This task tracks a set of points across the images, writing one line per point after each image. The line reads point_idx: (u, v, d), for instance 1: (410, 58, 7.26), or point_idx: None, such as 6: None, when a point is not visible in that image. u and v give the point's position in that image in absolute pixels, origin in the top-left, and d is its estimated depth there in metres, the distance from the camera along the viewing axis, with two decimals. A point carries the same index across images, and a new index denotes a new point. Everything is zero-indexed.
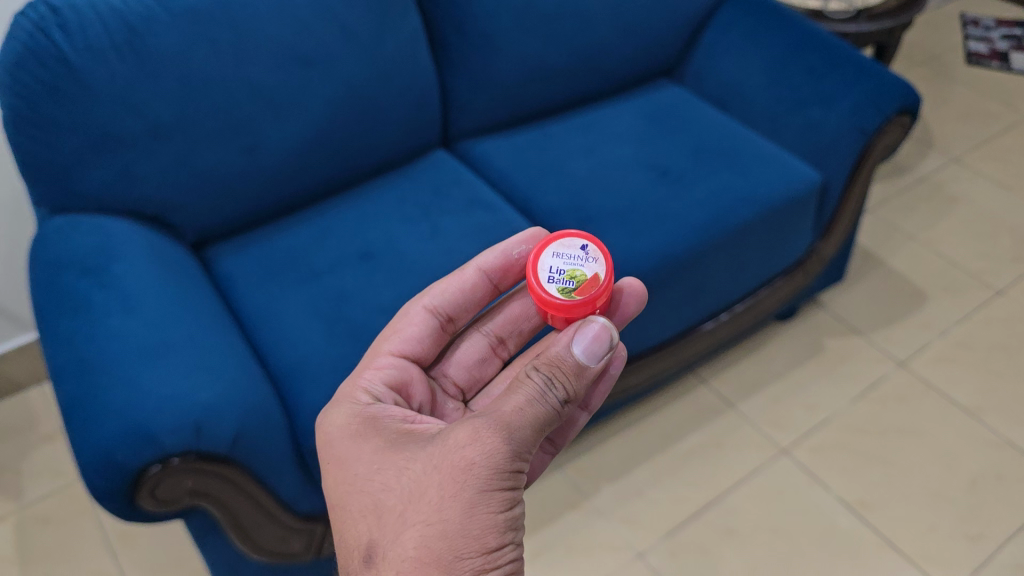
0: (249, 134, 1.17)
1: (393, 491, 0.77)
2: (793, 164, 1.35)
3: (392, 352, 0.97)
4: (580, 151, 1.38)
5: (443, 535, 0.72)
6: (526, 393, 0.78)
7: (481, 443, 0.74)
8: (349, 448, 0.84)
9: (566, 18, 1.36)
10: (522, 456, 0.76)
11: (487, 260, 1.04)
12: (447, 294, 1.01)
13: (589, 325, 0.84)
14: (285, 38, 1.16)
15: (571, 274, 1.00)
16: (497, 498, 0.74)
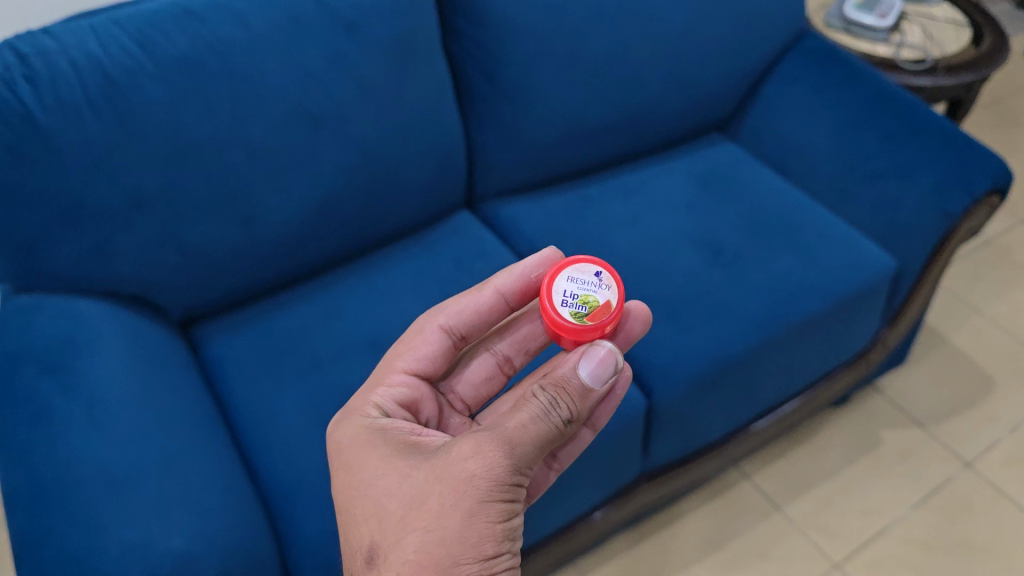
0: (247, 204, 1.02)
1: (394, 496, 0.73)
2: (866, 249, 1.18)
3: (405, 372, 0.89)
4: (621, 219, 1.22)
5: (440, 541, 0.68)
6: (531, 410, 0.73)
7: (483, 454, 0.70)
8: (356, 453, 0.79)
9: (613, 68, 1.20)
10: (522, 471, 0.71)
11: (504, 280, 0.93)
12: (465, 315, 0.92)
13: (597, 349, 0.79)
14: (293, 93, 1.01)
15: (584, 298, 0.90)
16: (495, 510, 0.70)
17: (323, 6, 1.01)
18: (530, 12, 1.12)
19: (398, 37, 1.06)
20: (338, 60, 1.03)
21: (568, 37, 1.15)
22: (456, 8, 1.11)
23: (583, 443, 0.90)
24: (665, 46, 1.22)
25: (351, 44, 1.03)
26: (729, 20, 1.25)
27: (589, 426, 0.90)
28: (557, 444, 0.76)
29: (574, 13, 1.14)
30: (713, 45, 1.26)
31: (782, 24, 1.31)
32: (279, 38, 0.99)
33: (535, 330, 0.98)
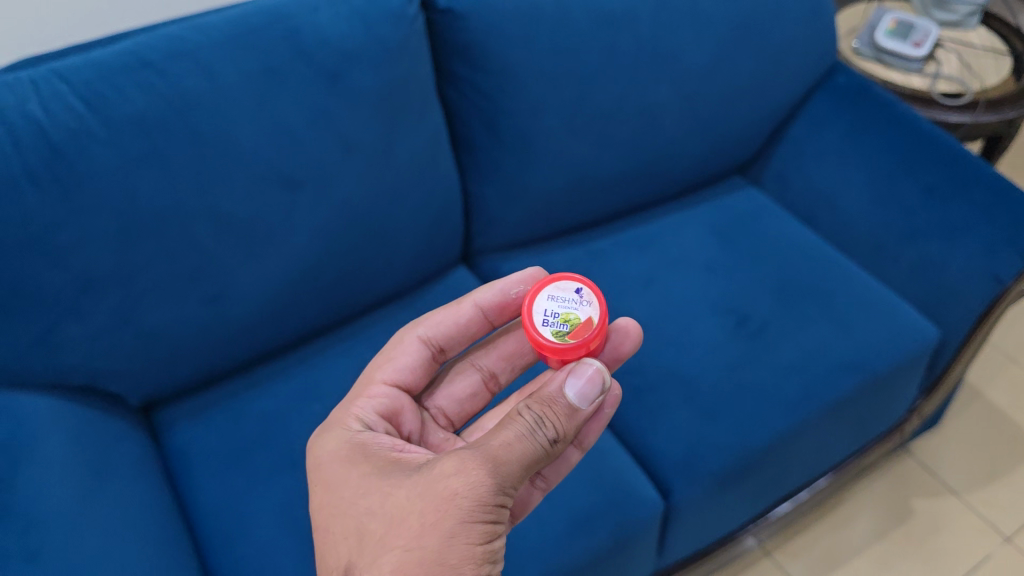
0: (215, 283, 0.89)
1: (375, 515, 0.67)
2: (906, 316, 1.07)
3: (385, 383, 0.85)
4: (635, 279, 1.10)
5: (420, 562, 0.62)
6: (516, 429, 0.68)
7: (468, 473, 0.64)
8: (337, 470, 0.73)
9: (629, 113, 1.07)
10: (507, 493, 0.66)
11: (486, 295, 0.89)
12: (446, 327, 0.88)
13: (586, 370, 0.74)
14: (267, 156, 0.88)
15: (564, 316, 0.84)
16: (479, 531, 0.63)
17: (303, 57, 0.89)
18: (537, 56, 0.99)
19: (388, 88, 0.93)
20: (319, 117, 0.90)
21: (578, 81, 1.03)
22: (454, 51, 0.98)
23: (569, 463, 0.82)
24: (686, 88, 1.09)
25: (335, 98, 0.91)
26: (758, 58, 1.13)
27: (577, 445, 0.82)
28: (542, 466, 0.70)
29: (586, 56, 1.02)
30: (739, 85, 1.13)
31: (815, 60, 1.18)
32: (251, 95, 0.87)
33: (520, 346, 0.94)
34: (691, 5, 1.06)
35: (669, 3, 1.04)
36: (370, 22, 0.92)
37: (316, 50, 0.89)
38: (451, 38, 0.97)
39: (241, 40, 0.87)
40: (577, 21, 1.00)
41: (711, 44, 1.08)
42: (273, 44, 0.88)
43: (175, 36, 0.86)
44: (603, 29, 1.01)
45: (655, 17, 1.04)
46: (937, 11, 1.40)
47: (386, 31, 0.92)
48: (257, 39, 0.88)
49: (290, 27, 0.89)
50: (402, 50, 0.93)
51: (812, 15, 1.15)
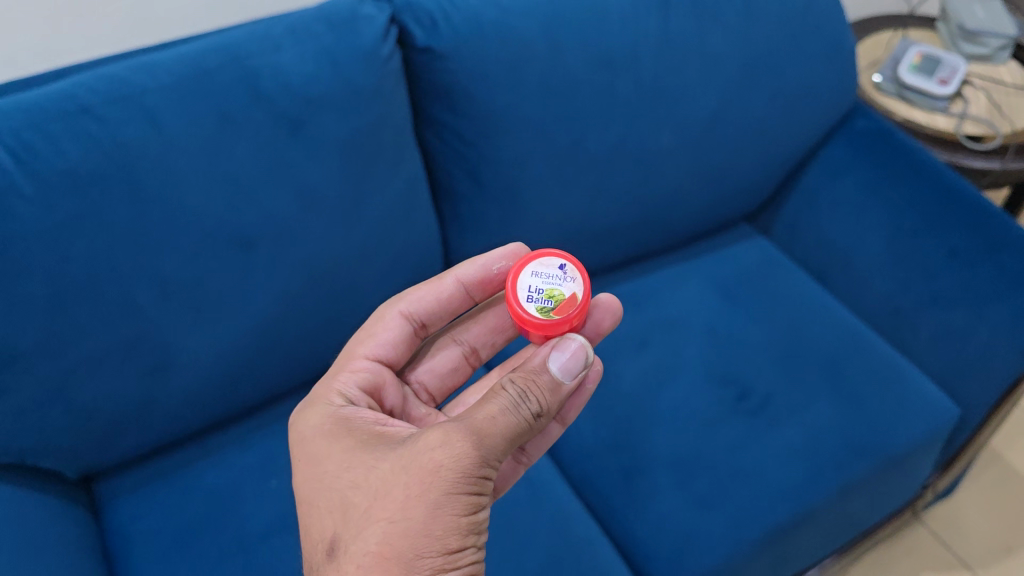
0: (159, 351, 0.81)
1: (359, 487, 0.63)
2: (924, 393, 0.97)
3: (368, 358, 0.79)
4: (629, 342, 1.01)
5: (405, 533, 0.58)
6: (500, 402, 0.64)
7: (452, 444, 0.60)
8: (320, 444, 0.68)
9: (627, 161, 0.98)
10: (491, 465, 0.62)
11: (469, 271, 0.84)
12: (430, 302, 0.83)
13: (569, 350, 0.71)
14: (218, 214, 0.80)
15: (548, 291, 0.78)
16: (463, 503, 0.59)
17: (263, 104, 0.80)
18: (527, 100, 0.90)
19: (357, 137, 0.84)
20: (278, 170, 0.81)
21: (570, 126, 0.93)
22: (436, 93, 0.89)
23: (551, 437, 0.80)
24: (690, 135, 1.00)
25: (297, 150, 0.82)
26: (772, 101, 1.03)
27: (558, 419, 0.80)
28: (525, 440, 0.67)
29: (581, 100, 0.92)
30: (750, 130, 1.04)
31: (836, 103, 1.08)
32: (200, 146, 0.78)
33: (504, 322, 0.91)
34: (700, 45, 0.96)
35: (676, 43, 0.95)
36: (339, 64, 0.83)
37: (276, 96, 0.80)
38: (432, 79, 0.88)
39: (191, 83, 0.78)
40: (572, 63, 0.90)
41: (719, 88, 0.99)
42: (228, 88, 0.79)
43: (119, 76, 0.77)
44: (601, 71, 0.92)
45: (658, 61, 0.94)
46: (967, 43, 1.30)
47: (356, 74, 0.83)
48: (210, 83, 0.79)
49: (248, 70, 0.80)
50: (375, 95, 0.84)
51: (834, 55, 1.05)
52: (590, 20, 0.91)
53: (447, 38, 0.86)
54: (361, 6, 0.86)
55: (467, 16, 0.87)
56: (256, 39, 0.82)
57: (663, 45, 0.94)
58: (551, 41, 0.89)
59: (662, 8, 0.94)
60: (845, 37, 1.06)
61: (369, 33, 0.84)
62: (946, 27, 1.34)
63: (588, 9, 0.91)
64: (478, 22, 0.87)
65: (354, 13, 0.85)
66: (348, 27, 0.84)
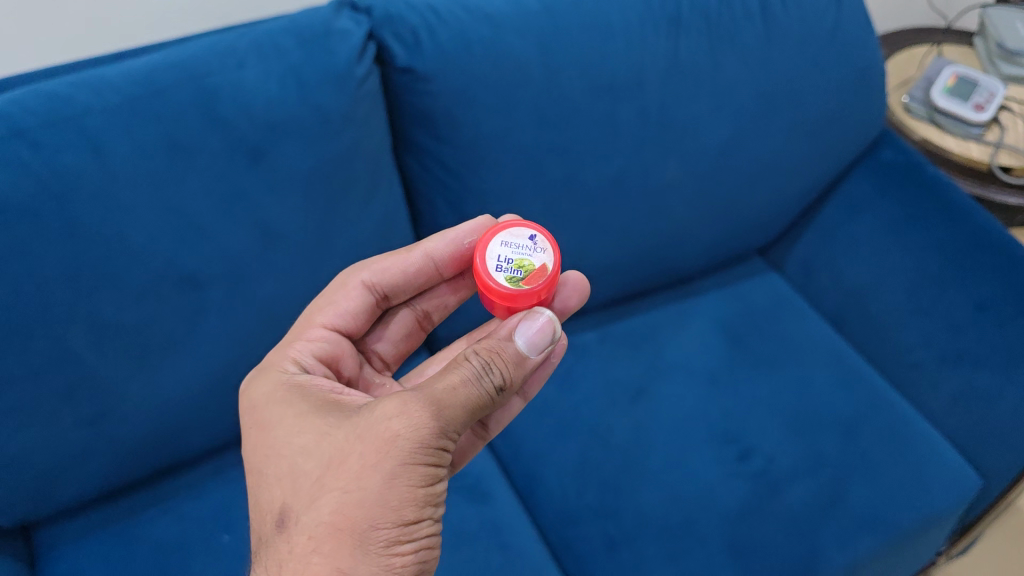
0: (99, 399, 0.74)
1: (313, 454, 0.56)
2: (944, 457, 0.88)
3: (325, 327, 0.72)
4: (622, 390, 0.92)
5: (360, 505, 0.53)
6: (461, 371, 0.58)
7: (410, 413, 0.54)
8: (275, 411, 0.61)
9: (627, 194, 0.89)
10: (451, 434, 0.56)
11: (440, 247, 0.74)
12: (398, 275, 0.74)
13: (538, 321, 0.62)
14: (167, 251, 0.72)
15: (519, 261, 0.68)
16: (421, 473, 0.54)
17: (223, 129, 0.72)
18: (516, 127, 0.82)
19: (326, 167, 0.77)
20: (235, 203, 0.74)
21: (565, 156, 0.85)
22: (417, 116, 0.81)
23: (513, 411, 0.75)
24: (699, 166, 0.91)
25: (256, 181, 0.74)
26: (790, 130, 0.94)
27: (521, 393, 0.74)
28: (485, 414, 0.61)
29: (578, 128, 0.84)
30: (765, 161, 0.95)
31: (860, 133, 0.99)
32: (149, 176, 0.70)
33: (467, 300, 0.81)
34: (712, 69, 0.87)
35: (686, 67, 0.86)
36: (308, 85, 0.75)
37: (236, 120, 0.72)
38: (414, 102, 0.80)
39: (140, 104, 0.70)
40: (569, 86, 0.82)
41: (733, 116, 0.90)
42: (183, 110, 0.71)
43: (60, 94, 0.69)
44: (601, 97, 0.84)
45: (665, 86, 0.86)
46: (1004, 63, 1.20)
47: (327, 96, 0.75)
48: (162, 104, 0.71)
49: (206, 89, 0.72)
50: (347, 120, 0.77)
51: (861, 82, 0.96)
52: (592, 40, 0.82)
53: (431, 57, 0.78)
54: (338, 19, 0.78)
55: (455, 33, 0.79)
56: (218, 55, 0.73)
57: (672, 68, 0.86)
58: (546, 63, 0.81)
59: (672, 27, 0.85)
60: (875, 62, 0.97)
61: (344, 51, 0.76)
62: (983, 44, 1.24)
63: (591, 27, 0.82)
64: (467, 40, 0.79)
65: (329, 27, 0.77)
66: (321, 43, 0.76)
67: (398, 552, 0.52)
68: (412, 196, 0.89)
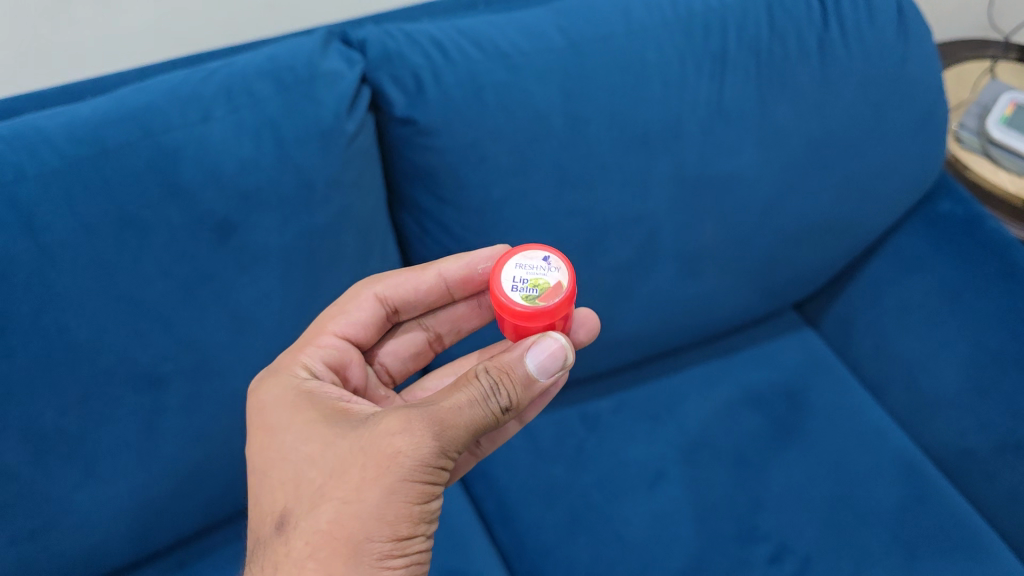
0: (37, 515, 0.62)
1: (315, 461, 0.48)
2: (1000, 555, 0.79)
3: (337, 339, 0.61)
4: (640, 473, 0.83)
5: (358, 516, 0.45)
6: (470, 388, 0.49)
7: (413, 428, 0.47)
8: (280, 413, 0.52)
9: (656, 258, 0.79)
10: (453, 453, 0.48)
11: (455, 269, 0.63)
12: (412, 293, 0.64)
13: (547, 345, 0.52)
14: (116, 346, 0.60)
15: (533, 280, 0.57)
16: (422, 491, 0.46)
17: (181, 200, 0.60)
18: (534, 189, 0.70)
19: (308, 241, 0.65)
20: (199, 286, 0.62)
21: (590, 220, 0.73)
22: (417, 174, 0.69)
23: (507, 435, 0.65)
24: (736, 226, 0.81)
25: (223, 260, 0.62)
26: (844, 185, 0.83)
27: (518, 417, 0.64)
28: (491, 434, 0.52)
29: (604, 189, 0.72)
30: (813, 217, 0.84)
31: (917, 182, 0.88)
32: (92, 259, 0.58)
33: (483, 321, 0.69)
34: (760, 116, 0.76)
35: (730, 115, 0.75)
36: (286, 143, 0.62)
37: (200, 188, 0.60)
38: (415, 158, 0.69)
39: (81, 170, 0.57)
40: (597, 141, 0.70)
41: (780, 170, 0.79)
42: (133, 177, 0.58)
43: None
44: (633, 152, 0.72)
45: (707, 137, 0.74)
46: None
47: (310, 158, 0.63)
48: (112, 168, 0.58)
49: (163, 150, 0.59)
50: (334, 185, 0.65)
51: (922, 127, 0.85)
52: (624, 85, 0.70)
53: (435, 108, 0.66)
54: (324, 59, 0.65)
55: (464, 77, 0.67)
56: (178, 104, 0.60)
57: (715, 118, 0.74)
58: (571, 114, 0.69)
59: (715, 70, 0.73)
60: (940, 104, 0.86)
61: (331, 101, 0.64)
62: None
63: (624, 72, 0.70)
64: (477, 86, 0.67)
65: (313, 68, 0.64)
66: (304, 89, 0.63)
67: (390, 567, 0.45)
68: (409, 257, 0.77)
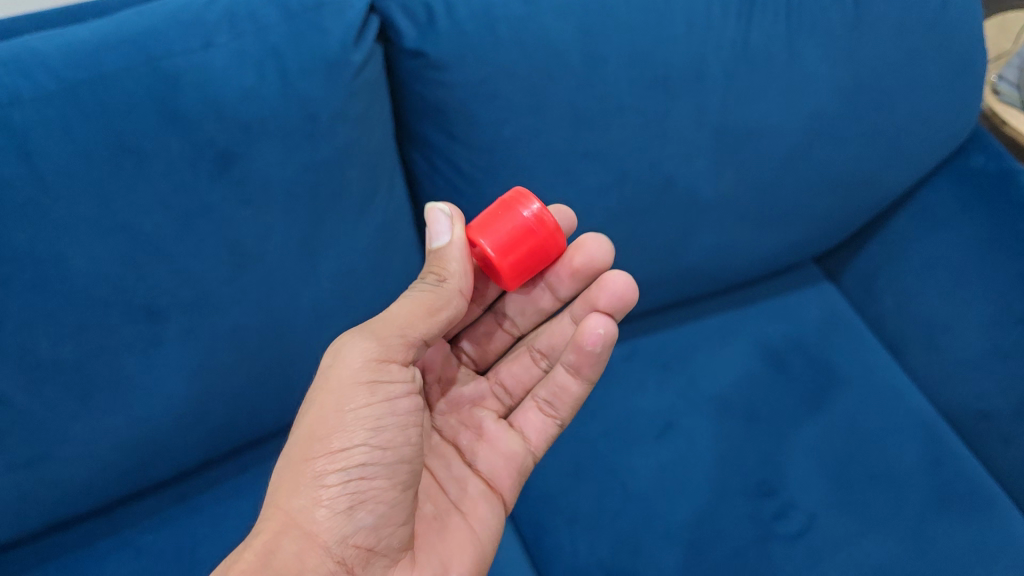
0: (36, 444, 0.62)
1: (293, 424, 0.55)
2: (1008, 523, 0.79)
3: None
4: (648, 422, 0.82)
5: (297, 441, 0.50)
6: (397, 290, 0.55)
7: (340, 352, 0.52)
8: None
9: (673, 205, 0.77)
10: (388, 356, 0.52)
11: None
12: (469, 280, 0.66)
13: (435, 216, 0.55)
14: (112, 277, 0.59)
15: None
16: (356, 400, 0.50)
17: (181, 129, 0.57)
18: (548, 129, 0.67)
19: (311, 174, 0.63)
20: (198, 219, 0.60)
21: (605, 165, 0.71)
22: (425, 109, 0.67)
23: (573, 394, 0.64)
24: (757, 174, 0.78)
25: (223, 193, 0.60)
26: (871, 135, 0.80)
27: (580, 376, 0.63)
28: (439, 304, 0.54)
29: (620, 131, 0.70)
30: (836, 168, 0.81)
31: (948, 135, 0.85)
32: (90, 187, 0.56)
33: (548, 301, 0.68)
34: (787, 60, 0.72)
35: (756, 58, 0.71)
36: (290, 73, 0.59)
37: (200, 117, 0.57)
38: (424, 93, 0.65)
39: (78, 94, 0.54)
40: (614, 82, 0.67)
41: (804, 117, 0.76)
42: (132, 103, 0.55)
43: None
44: (651, 94, 0.69)
45: (730, 80, 0.71)
46: None
47: (314, 89, 0.60)
48: (111, 94, 0.55)
49: (163, 75, 0.56)
50: (338, 118, 0.62)
51: (958, 78, 0.81)
52: (645, 22, 0.66)
53: (446, 40, 0.62)
54: None
55: (477, 9, 0.62)
56: (179, 27, 0.57)
57: (740, 60, 0.71)
58: (588, 51, 0.65)
59: (743, 9, 0.69)
60: (979, 54, 0.82)
61: (338, 30, 0.61)
62: None
63: (645, 9, 0.66)
64: (491, 19, 0.63)
65: None
66: (311, 17, 0.60)
67: (328, 481, 0.49)
68: (418, 195, 0.76)
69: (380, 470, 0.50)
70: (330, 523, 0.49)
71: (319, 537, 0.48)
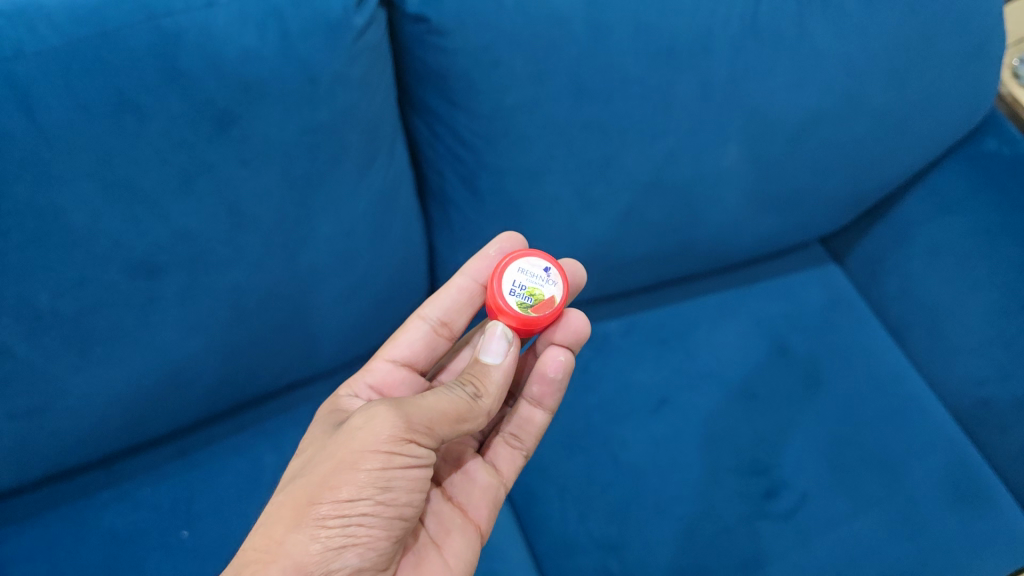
0: (36, 393, 0.63)
1: (308, 453, 0.54)
2: (997, 509, 0.80)
3: (387, 363, 0.68)
4: (644, 397, 0.82)
5: (308, 483, 0.49)
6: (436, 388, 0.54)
7: (367, 413, 0.51)
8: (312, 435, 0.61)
9: (677, 179, 0.77)
10: (411, 433, 0.50)
11: (477, 266, 0.68)
12: (448, 306, 0.69)
13: (494, 336, 0.58)
14: (112, 232, 0.59)
15: (531, 289, 0.61)
16: (371, 462, 0.48)
17: (181, 87, 0.56)
18: (550, 98, 0.67)
19: (311, 136, 0.63)
20: (197, 178, 0.60)
21: (608, 136, 0.71)
22: (427, 76, 0.66)
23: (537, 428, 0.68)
24: (762, 151, 0.78)
25: (223, 152, 0.60)
26: (881, 115, 0.80)
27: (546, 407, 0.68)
28: (465, 413, 0.53)
29: (623, 102, 0.69)
30: (842, 147, 0.81)
31: (958, 118, 0.84)
32: (91, 144, 0.55)
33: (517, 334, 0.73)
34: (800, 37, 0.71)
35: (768, 33, 0.70)
36: (292, 34, 0.58)
37: (200, 77, 0.56)
38: (427, 58, 0.64)
39: (78, 50, 0.52)
40: (620, 53, 0.66)
41: (814, 96, 0.75)
42: (134, 61, 0.54)
43: None
44: (658, 65, 0.68)
45: (741, 55, 0.70)
46: None
47: (315, 51, 0.59)
48: (113, 49, 0.53)
49: (164, 33, 0.54)
50: (340, 81, 0.61)
51: (973, 60, 0.80)
52: None
53: (452, 5, 0.60)
54: None
55: None
56: None
57: (751, 35, 0.70)
58: (593, 20, 0.64)
59: None
60: (998, 36, 0.80)
61: None
62: None
63: None
64: None
65: None
66: None
67: (327, 526, 0.48)
68: (419, 160, 0.75)
69: (376, 527, 0.49)
70: (320, 557, 0.47)
71: (305, 569, 0.46)
